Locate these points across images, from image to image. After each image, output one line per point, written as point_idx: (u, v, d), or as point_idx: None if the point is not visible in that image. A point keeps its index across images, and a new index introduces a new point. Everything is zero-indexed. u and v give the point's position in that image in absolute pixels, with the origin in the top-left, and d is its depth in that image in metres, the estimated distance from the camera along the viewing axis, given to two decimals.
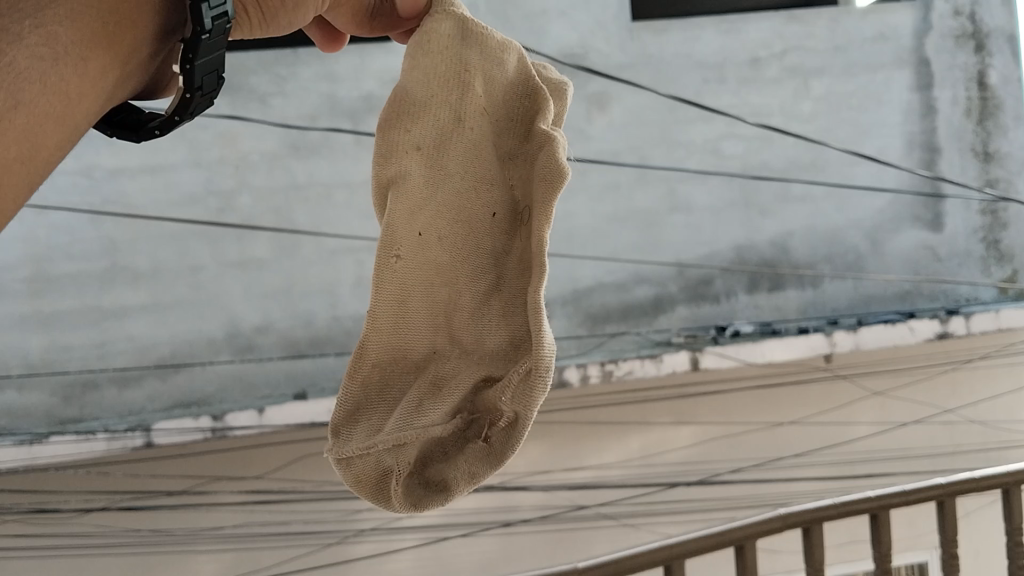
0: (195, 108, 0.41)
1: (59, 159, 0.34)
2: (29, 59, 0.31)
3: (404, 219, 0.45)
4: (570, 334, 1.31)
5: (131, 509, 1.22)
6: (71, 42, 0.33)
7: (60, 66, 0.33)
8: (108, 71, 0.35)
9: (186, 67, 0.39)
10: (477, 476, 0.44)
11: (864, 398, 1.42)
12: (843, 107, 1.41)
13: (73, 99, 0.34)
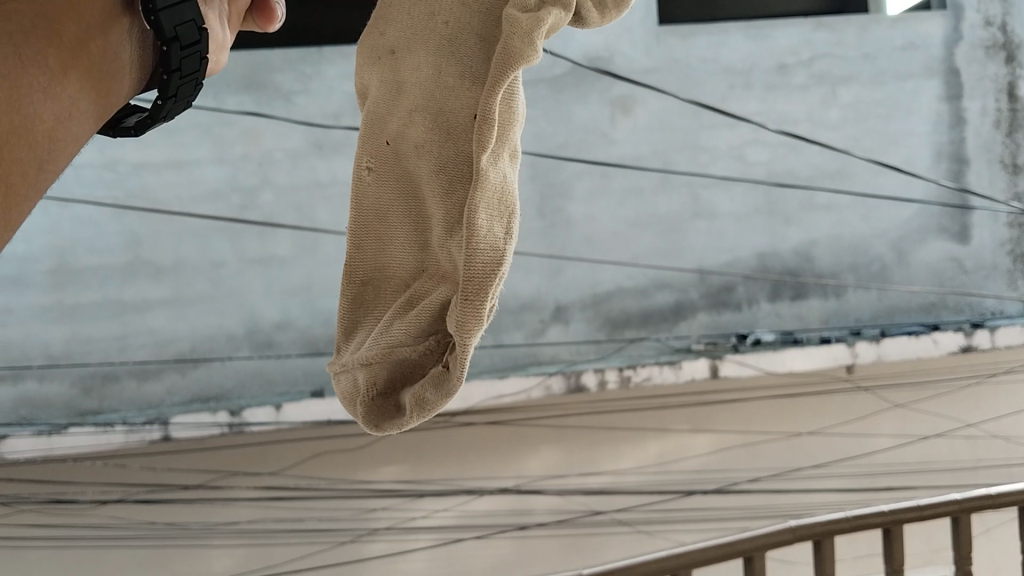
0: (186, 72, 0.37)
1: (67, 138, 0.32)
2: None
3: (378, 129, 0.47)
4: (590, 338, 1.32)
5: (147, 502, 1.22)
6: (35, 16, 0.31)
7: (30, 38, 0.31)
8: (87, 42, 0.33)
9: (151, 18, 0.34)
10: (423, 408, 0.42)
11: (886, 410, 1.41)
12: (871, 116, 1.39)
13: (58, 81, 0.31)
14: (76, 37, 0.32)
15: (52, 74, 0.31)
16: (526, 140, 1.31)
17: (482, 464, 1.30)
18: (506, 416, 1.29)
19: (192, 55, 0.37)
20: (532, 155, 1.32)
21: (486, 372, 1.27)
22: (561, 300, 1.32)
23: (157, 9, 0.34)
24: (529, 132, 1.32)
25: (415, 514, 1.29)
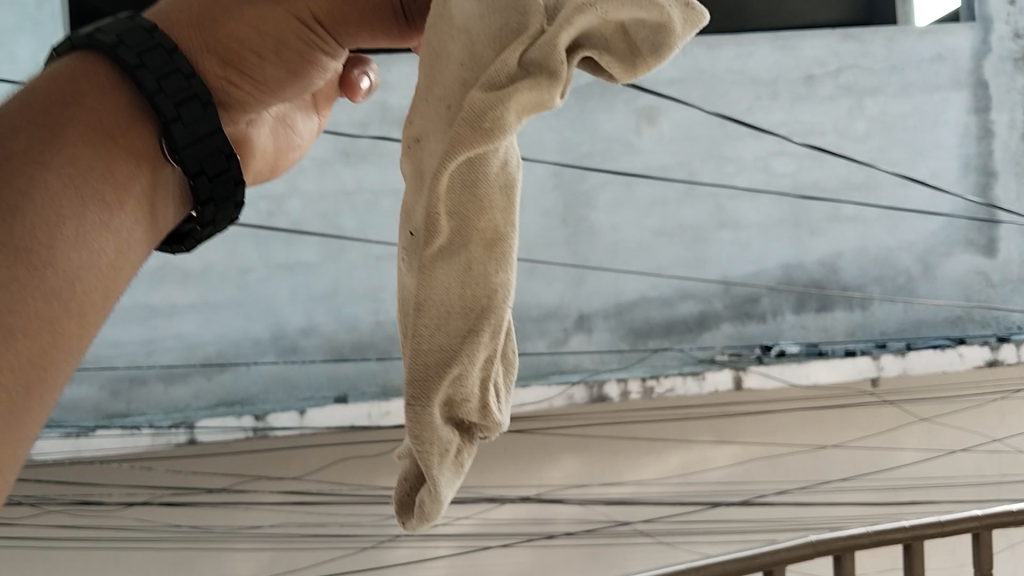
0: (214, 189, 0.36)
1: (120, 283, 0.31)
2: (36, 184, 0.28)
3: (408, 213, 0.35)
4: (613, 347, 1.32)
5: (172, 505, 1.23)
6: (86, 157, 0.30)
7: (76, 183, 0.29)
8: (139, 175, 0.32)
9: (174, 158, 0.33)
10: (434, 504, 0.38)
11: (909, 424, 1.40)
12: (898, 128, 1.39)
13: (113, 221, 0.30)
14: (133, 173, 0.32)
15: (109, 216, 0.30)
16: (551, 149, 1.31)
17: (505, 473, 1.30)
18: (528, 424, 1.29)
19: (224, 177, 0.36)
20: (557, 164, 1.32)
21: None
22: (584, 308, 1.32)
23: (179, 148, 0.33)
24: (555, 141, 1.32)
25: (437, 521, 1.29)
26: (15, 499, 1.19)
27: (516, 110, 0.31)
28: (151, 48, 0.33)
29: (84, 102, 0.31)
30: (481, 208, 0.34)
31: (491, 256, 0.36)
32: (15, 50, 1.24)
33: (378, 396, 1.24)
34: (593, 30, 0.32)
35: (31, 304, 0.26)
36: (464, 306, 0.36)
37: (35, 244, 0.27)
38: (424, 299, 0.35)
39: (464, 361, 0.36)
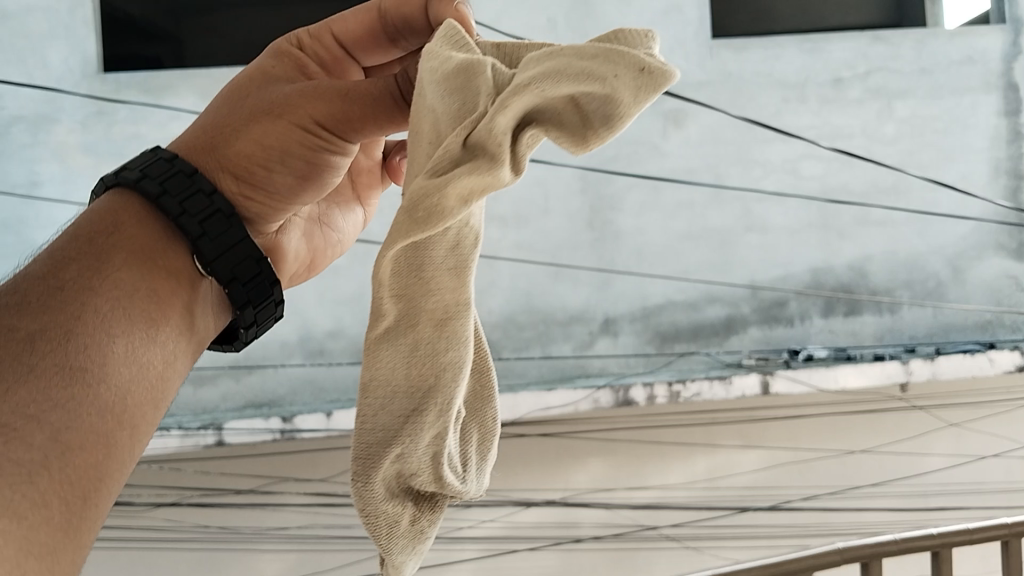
0: (246, 288, 0.53)
1: (165, 368, 0.46)
2: (108, 300, 0.43)
3: None
4: (639, 351, 1.31)
5: (200, 505, 1.24)
6: (137, 282, 0.46)
7: (134, 298, 0.45)
8: (179, 292, 0.49)
9: (209, 268, 0.51)
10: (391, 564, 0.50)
11: (939, 430, 1.38)
12: (928, 131, 1.37)
13: (156, 327, 0.45)
14: (165, 303, 0.47)
15: (153, 323, 0.45)
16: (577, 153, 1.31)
17: (531, 477, 1.29)
18: (553, 428, 1.28)
19: (257, 279, 0.53)
20: (583, 168, 1.32)
21: (533, 384, 1.27)
22: (610, 312, 1.32)
23: (211, 261, 0.50)
24: None
25: (463, 524, 1.29)
26: None
27: (464, 190, 0.37)
28: (187, 185, 0.51)
29: (126, 250, 0.47)
30: (426, 291, 0.46)
31: (440, 340, 0.46)
32: (47, 56, 1.26)
33: None
34: (544, 108, 0.38)
35: (93, 416, 0.38)
36: (413, 383, 0.46)
37: (96, 361, 0.40)
38: (375, 377, 0.46)
39: (407, 433, 0.46)
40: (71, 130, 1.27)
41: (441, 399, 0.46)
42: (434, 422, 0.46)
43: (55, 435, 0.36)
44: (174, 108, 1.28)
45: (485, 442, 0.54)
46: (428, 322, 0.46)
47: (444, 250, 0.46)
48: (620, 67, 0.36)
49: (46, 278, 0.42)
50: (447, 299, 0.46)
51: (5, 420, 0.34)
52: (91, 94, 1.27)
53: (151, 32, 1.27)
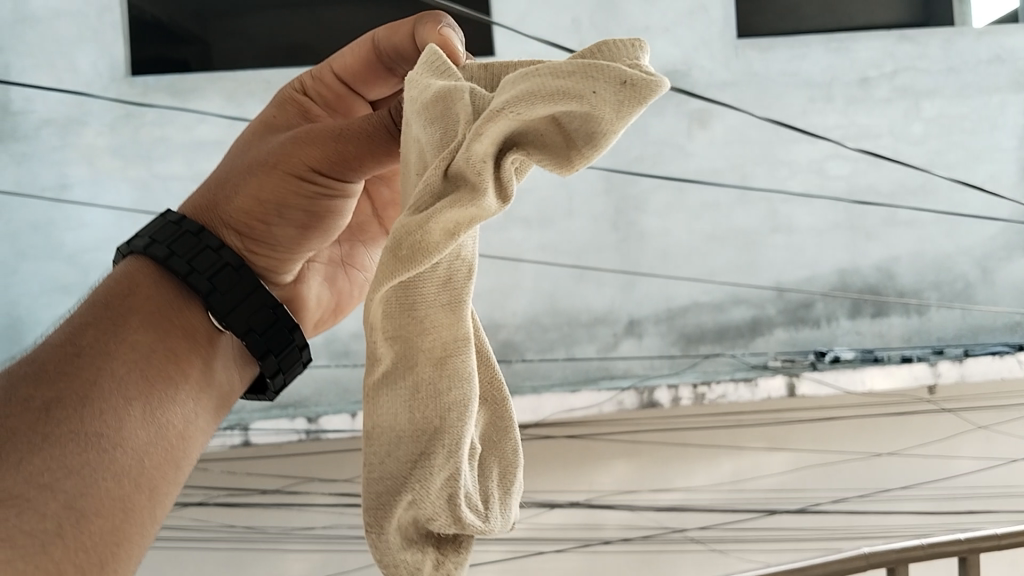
0: (270, 339, 0.58)
1: (186, 422, 0.53)
2: (124, 363, 0.50)
3: None
4: (664, 353, 1.31)
5: (227, 505, 1.25)
6: (151, 344, 0.52)
7: (149, 360, 0.52)
8: (197, 351, 0.55)
9: (224, 321, 0.56)
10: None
11: (968, 431, 1.36)
12: (955, 131, 1.36)
13: (172, 387, 0.52)
14: (183, 364, 0.54)
15: (169, 384, 0.52)
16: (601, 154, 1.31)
17: (555, 478, 1.30)
18: (577, 430, 1.28)
19: (277, 326, 0.59)
20: (608, 169, 1.31)
21: (557, 386, 1.27)
22: (634, 314, 1.32)
23: (225, 315, 0.56)
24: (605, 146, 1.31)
25: None
26: None
27: (445, 219, 0.37)
28: (200, 249, 0.57)
29: (141, 313, 0.53)
30: (423, 335, 0.43)
31: (441, 379, 0.44)
32: (76, 60, 1.28)
33: None
34: (528, 129, 0.37)
35: (108, 480, 0.45)
36: (418, 426, 0.45)
37: (109, 426, 0.47)
38: (377, 428, 0.45)
39: (417, 478, 0.44)
40: (99, 133, 1.29)
41: (450, 438, 0.44)
42: (448, 460, 0.44)
43: (70, 503, 0.42)
44: (200, 110, 1.29)
45: (507, 474, 0.51)
46: (427, 362, 0.44)
47: (437, 293, 0.43)
48: (600, 83, 0.34)
49: (66, 347, 0.50)
50: (448, 335, 0.44)
51: (19, 491, 0.41)
52: (119, 97, 1.28)
53: (178, 35, 1.27)
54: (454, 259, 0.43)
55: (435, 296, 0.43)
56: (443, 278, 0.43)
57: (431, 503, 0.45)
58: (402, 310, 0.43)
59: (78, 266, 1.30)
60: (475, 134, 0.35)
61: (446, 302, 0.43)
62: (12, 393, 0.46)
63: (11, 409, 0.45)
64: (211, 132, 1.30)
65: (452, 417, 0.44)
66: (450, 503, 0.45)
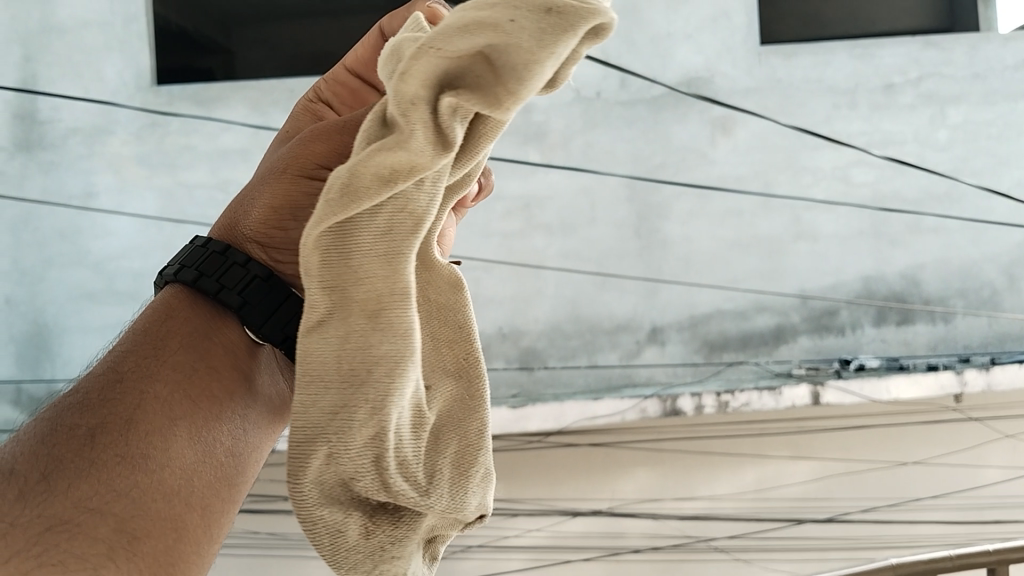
0: None
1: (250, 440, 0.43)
2: (162, 373, 0.40)
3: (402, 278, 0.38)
4: (686, 361, 1.31)
5: (252, 512, 1.25)
6: (200, 349, 0.43)
7: (195, 365, 0.42)
8: (242, 350, 0.45)
9: None
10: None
11: (995, 441, 1.34)
12: (982, 137, 1.34)
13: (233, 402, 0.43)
14: (229, 378, 0.42)
15: (226, 399, 0.42)
16: (624, 161, 1.31)
17: (576, 487, 1.29)
18: (600, 437, 1.28)
19: None
20: (629, 177, 1.31)
21: (579, 394, 1.28)
22: (657, 321, 1.32)
23: None
24: (627, 153, 1.31)
25: (509, 533, 1.29)
26: None
27: (377, 169, 0.32)
28: None
29: (184, 321, 0.43)
30: (354, 277, 0.34)
31: (370, 332, 0.34)
32: (102, 70, 1.29)
33: None
34: (460, 70, 0.31)
35: (163, 500, 0.37)
36: (339, 377, 0.35)
37: (156, 444, 0.38)
38: (299, 367, 0.35)
39: (335, 435, 0.35)
40: (125, 142, 1.30)
41: (374, 401, 0.34)
42: (372, 428, 0.35)
43: (121, 525, 0.35)
44: (225, 119, 1.29)
45: (477, 466, 0.39)
46: (357, 305, 0.34)
47: (372, 225, 0.34)
48: (519, 11, 0.30)
49: (105, 373, 0.41)
50: (382, 277, 0.34)
51: (69, 516, 0.34)
52: (145, 107, 1.29)
53: (203, 44, 1.28)
54: (398, 203, 0.34)
55: (371, 225, 0.34)
56: (384, 207, 0.33)
57: (348, 469, 0.35)
58: (332, 235, 0.34)
59: (104, 274, 1.30)
60: (397, 72, 0.31)
61: (382, 234, 0.34)
62: (57, 423, 0.38)
63: (57, 439, 0.37)
64: (235, 141, 1.29)
65: (377, 376, 0.34)
66: (375, 471, 0.36)
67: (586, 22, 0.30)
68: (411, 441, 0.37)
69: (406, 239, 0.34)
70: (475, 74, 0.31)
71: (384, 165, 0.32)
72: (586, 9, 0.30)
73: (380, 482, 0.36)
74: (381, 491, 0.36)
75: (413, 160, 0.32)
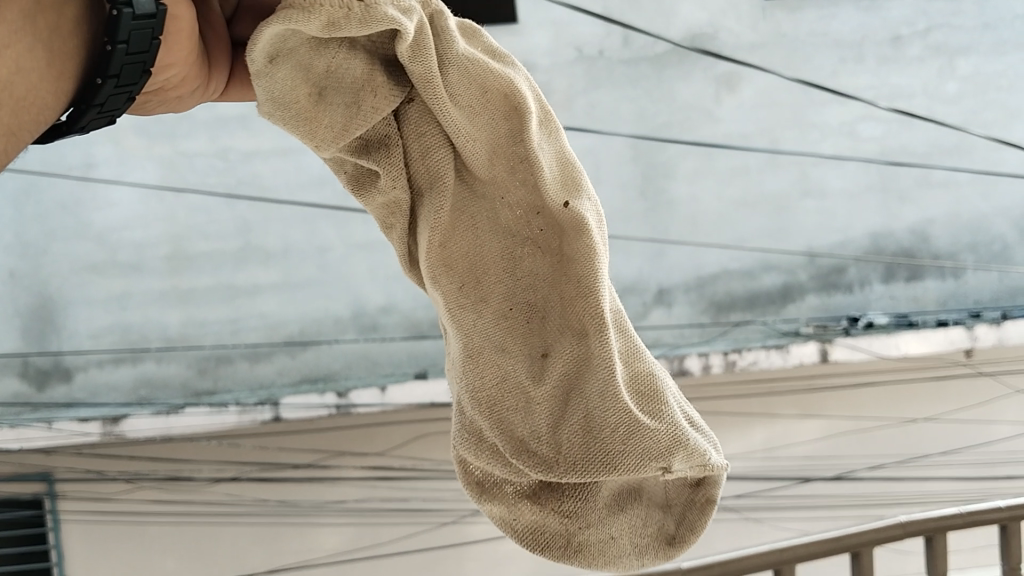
0: None
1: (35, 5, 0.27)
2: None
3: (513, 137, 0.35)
4: (694, 321, 1.30)
5: (260, 480, 1.24)
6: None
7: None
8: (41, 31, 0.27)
9: None
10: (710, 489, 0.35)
11: (1007, 395, 1.35)
12: (991, 89, 1.35)
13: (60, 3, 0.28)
14: None
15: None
16: (628, 120, 1.27)
17: None
18: None
19: None
20: (634, 137, 1.27)
21: None
22: (664, 283, 1.30)
23: None
24: (632, 112, 1.27)
25: None
26: (111, 475, 1.20)
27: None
28: None
29: None
30: (413, 158, 0.35)
31: (572, 336, 0.33)
32: None
33: None
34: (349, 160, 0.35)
35: None
36: (622, 422, 0.32)
37: None
38: (550, 288, 0.34)
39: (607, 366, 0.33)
40: None
41: (652, 442, 0.32)
42: (653, 445, 0.32)
43: None
44: None
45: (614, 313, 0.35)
46: (523, 243, 0.35)
47: (364, 99, 0.34)
48: (321, 130, 0.34)
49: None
50: (496, 267, 0.35)
51: None
52: None
53: None
54: (344, 99, 0.34)
55: (469, 137, 0.34)
56: (441, 157, 0.35)
57: (665, 440, 0.32)
58: (595, 221, 0.35)
59: (106, 246, 1.21)
60: (354, 179, 0.36)
61: (496, 144, 0.35)
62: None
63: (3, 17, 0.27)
64: (234, 107, 1.22)
65: (670, 393, 0.34)
66: (710, 469, 0.33)
67: (318, 139, 0.34)
68: (573, 490, 0.35)
69: (451, 300, 0.35)
70: (358, 171, 0.36)
71: (263, 29, 0.31)
72: (332, 136, 0.34)
73: (685, 528, 0.35)
74: (670, 547, 0.36)
75: (346, 59, 0.33)
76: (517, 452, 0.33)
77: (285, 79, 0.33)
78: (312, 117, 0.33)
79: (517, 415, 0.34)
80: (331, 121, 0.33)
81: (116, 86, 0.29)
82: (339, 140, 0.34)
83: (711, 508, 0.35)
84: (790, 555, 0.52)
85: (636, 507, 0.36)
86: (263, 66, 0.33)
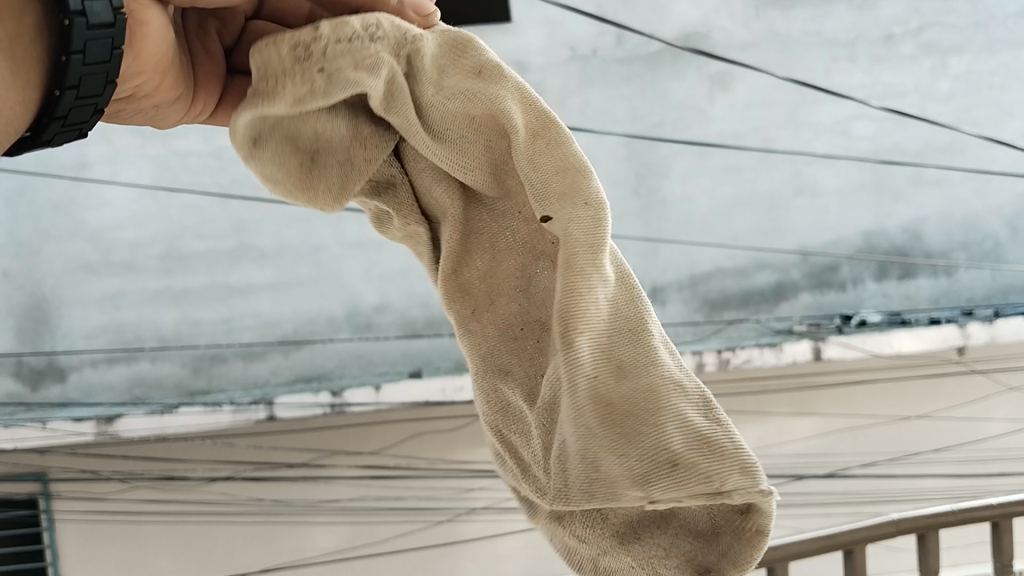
0: None
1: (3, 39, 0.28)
2: None
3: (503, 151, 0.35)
4: (687, 320, 1.30)
5: (255, 479, 1.24)
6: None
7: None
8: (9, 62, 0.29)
9: None
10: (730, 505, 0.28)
11: (1000, 393, 1.35)
12: (984, 87, 1.35)
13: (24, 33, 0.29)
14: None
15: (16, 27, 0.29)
16: (621, 120, 1.27)
17: None
18: None
19: None
20: (627, 136, 1.28)
21: None
22: (657, 281, 1.30)
23: None
24: (625, 111, 1.27)
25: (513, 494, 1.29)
26: (105, 474, 1.20)
27: (262, 65, 0.34)
28: None
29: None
30: (421, 186, 0.37)
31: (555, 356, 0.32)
32: None
33: (455, 373, 1.24)
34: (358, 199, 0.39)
35: None
36: (590, 445, 0.30)
37: None
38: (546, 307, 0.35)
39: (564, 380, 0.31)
40: None
41: (626, 467, 0.30)
42: (628, 469, 0.30)
43: None
44: None
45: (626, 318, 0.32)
46: (536, 260, 0.35)
47: (354, 151, 0.36)
48: (318, 189, 0.36)
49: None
50: (507, 286, 0.36)
51: None
52: None
53: None
54: (337, 165, 0.36)
55: (460, 163, 0.35)
56: (444, 188, 0.37)
57: (642, 451, 0.29)
58: (577, 229, 0.32)
59: (99, 245, 1.21)
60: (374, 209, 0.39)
61: (495, 162, 0.35)
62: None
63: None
64: None
65: (683, 405, 0.30)
66: (712, 493, 0.28)
67: (317, 201, 0.37)
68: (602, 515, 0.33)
69: (461, 324, 0.36)
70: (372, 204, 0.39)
71: (236, 118, 0.35)
72: (330, 193, 0.37)
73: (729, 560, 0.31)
74: None
75: (330, 122, 0.35)
76: (529, 470, 0.35)
77: (275, 150, 0.36)
78: (307, 182, 0.36)
79: (522, 437, 0.35)
80: (325, 181, 0.36)
81: (76, 97, 0.31)
82: (338, 199, 0.37)
83: (763, 539, 0.30)
84: (786, 554, 0.53)
85: (665, 533, 0.33)
86: (251, 150, 0.36)
